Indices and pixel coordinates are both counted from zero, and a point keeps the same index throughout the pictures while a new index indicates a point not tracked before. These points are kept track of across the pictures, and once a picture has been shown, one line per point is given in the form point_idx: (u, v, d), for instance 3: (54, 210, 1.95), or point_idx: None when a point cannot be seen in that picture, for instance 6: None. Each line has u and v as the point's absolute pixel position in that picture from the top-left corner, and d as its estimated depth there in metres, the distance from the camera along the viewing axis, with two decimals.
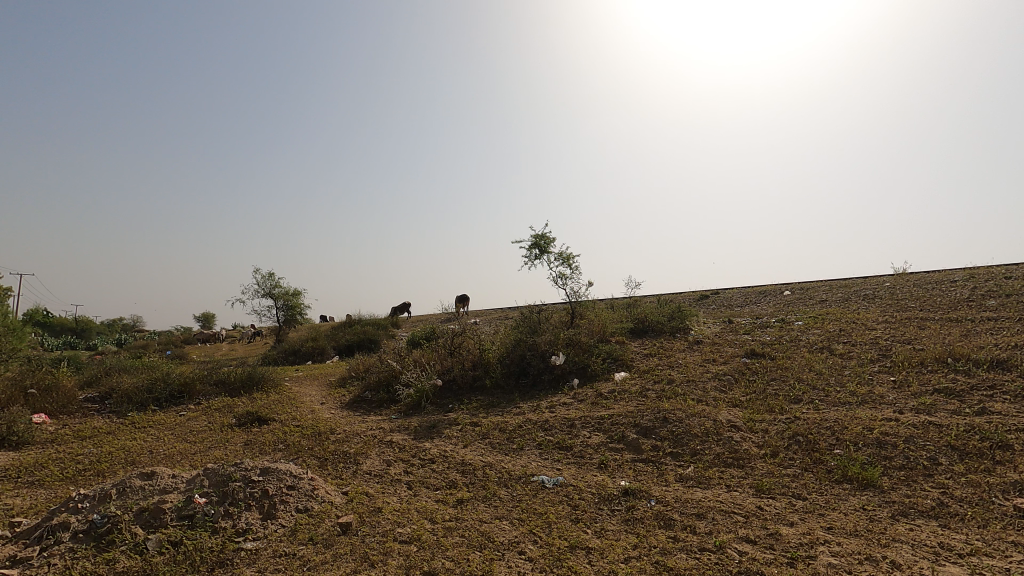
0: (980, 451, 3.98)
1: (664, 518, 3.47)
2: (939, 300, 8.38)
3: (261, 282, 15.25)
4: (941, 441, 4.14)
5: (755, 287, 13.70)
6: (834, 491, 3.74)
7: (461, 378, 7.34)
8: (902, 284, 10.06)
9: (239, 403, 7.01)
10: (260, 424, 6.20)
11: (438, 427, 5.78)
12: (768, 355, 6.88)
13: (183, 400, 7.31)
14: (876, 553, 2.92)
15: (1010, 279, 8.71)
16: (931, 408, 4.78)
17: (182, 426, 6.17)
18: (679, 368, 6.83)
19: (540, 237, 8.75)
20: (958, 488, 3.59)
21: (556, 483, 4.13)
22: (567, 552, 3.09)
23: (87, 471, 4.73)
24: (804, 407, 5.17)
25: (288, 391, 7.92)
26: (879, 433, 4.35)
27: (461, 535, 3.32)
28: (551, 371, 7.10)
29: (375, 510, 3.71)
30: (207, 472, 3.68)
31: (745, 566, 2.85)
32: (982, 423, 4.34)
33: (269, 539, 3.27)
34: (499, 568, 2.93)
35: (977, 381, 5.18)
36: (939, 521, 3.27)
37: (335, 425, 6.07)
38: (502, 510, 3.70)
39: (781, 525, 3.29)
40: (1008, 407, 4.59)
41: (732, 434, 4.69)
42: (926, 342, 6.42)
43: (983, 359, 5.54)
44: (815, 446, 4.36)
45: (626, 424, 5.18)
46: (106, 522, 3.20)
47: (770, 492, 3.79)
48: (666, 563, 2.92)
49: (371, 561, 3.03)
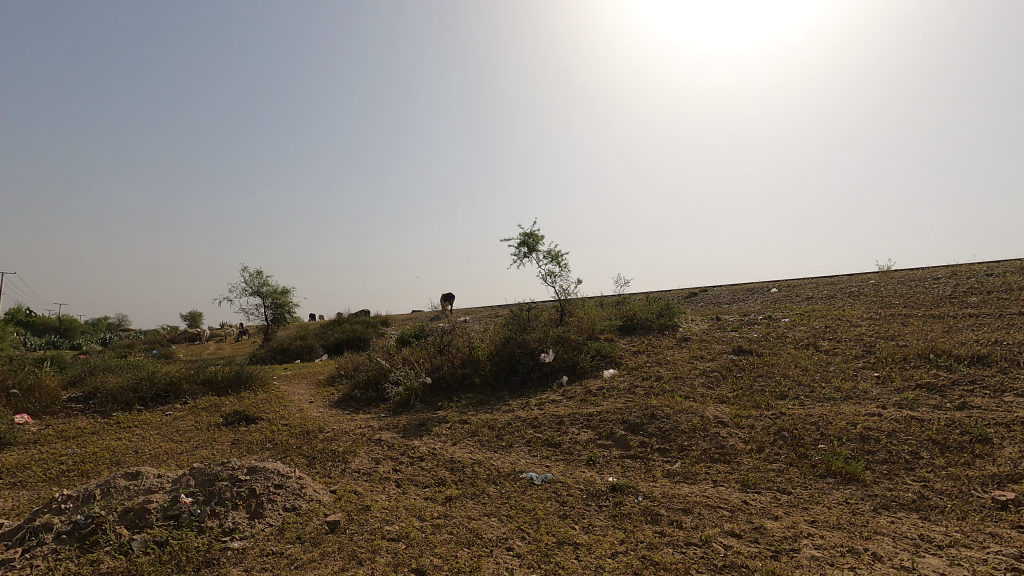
0: (960, 445, 4.05)
1: (651, 513, 3.51)
2: (922, 298, 8.48)
3: (249, 280, 15.11)
4: (923, 436, 4.21)
5: (742, 284, 13.71)
6: (818, 485, 3.79)
7: (451, 376, 7.32)
8: (887, 281, 10.16)
9: (227, 402, 6.96)
10: (248, 423, 6.16)
11: (428, 425, 5.78)
12: (755, 352, 6.93)
13: (169, 400, 7.22)
14: (859, 545, 2.97)
15: (991, 276, 8.82)
16: (913, 404, 4.86)
17: (168, 425, 6.11)
18: (667, 365, 6.88)
19: (527, 237, 8.72)
20: (939, 482, 3.66)
21: (545, 480, 4.14)
22: (555, 548, 3.11)
23: (71, 471, 4.68)
24: (789, 403, 5.23)
25: (276, 390, 7.87)
26: (862, 428, 4.42)
27: (449, 532, 3.33)
28: (541, 369, 7.14)
29: (363, 508, 3.70)
30: (194, 472, 3.65)
31: (730, 560, 2.88)
32: (962, 418, 4.42)
33: (257, 538, 3.26)
34: (487, 564, 2.94)
35: (958, 376, 5.27)
36: (920, 514, 3.33)
37: (324, 424, 6.03)
38: (491, 507, 3.71)
39: (766, 519, 3.33)
40: (988, 402, 4.68)
41: (719, 430, 4.74)
42: (909, 339, 6.51)
43: (963, 356, 5.63)
44: (800, 441, 4.41)
45: (614, 421, 5.21)
46: (90, 523, 3.16)
47: (756, 486, 3.84)
48: (652, 558, 2.94)
49: (359, 559, 3.03)
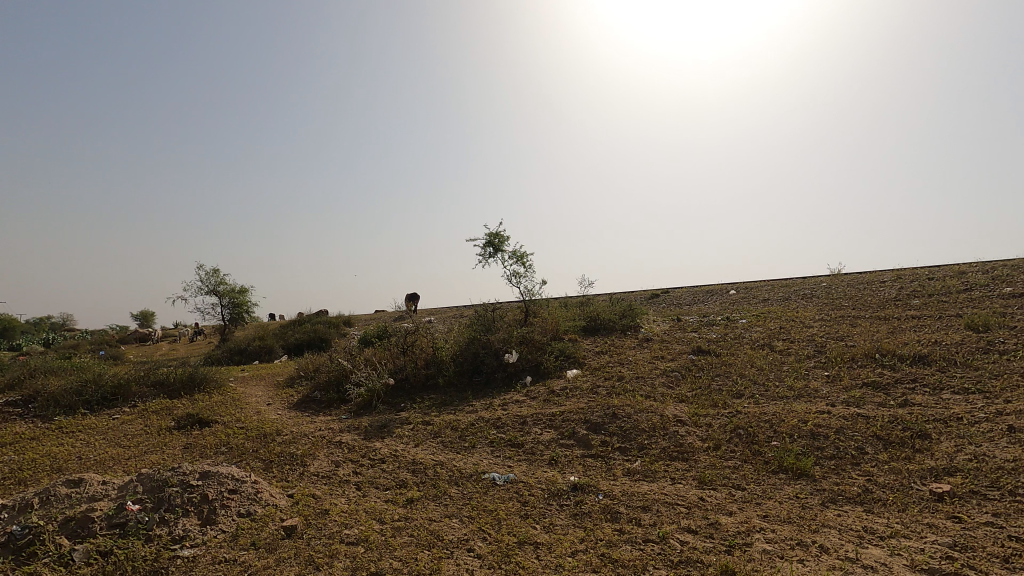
0: (902, 440, 4.26)
1: (610, 511, 3.56)
2: (870, 300, 8.88)
3: (205, 278, 14.61)
4: (868, 432, 4.41)
5: (702, 286, 14.06)
6: (770, 481, 3.92)
7: (414, 377, 7.25)
8: (838, 284, 10.59)
9: (179, 405, 6.71)
10: (202, 426, 5.96)
11: (389, 427, 5.71)
12: (713, 352, 7.12)
13: (117, 403, 6.91)
14: (807, 538, 3.08)
15: (933, 280, 9.30)
16: (859, 401, 5.08)
17: (116, 430, 5.84)
18: (629, 365, 6.99)
19: (492, 237, 8.72)
20: (882, 475, 3.83)
21: (507, 480, 4.15)
22: (515, 548, 3.12)
23: (6, 479, 4.42)
24: (745, 402, 5.39)
25: (232, 392, 7.63)
26: (812, 425, 4.59)
27: (410, 534, 3.30)
28: (504, 369, 7.15)
29: (321, 512, 3.63)
30: (142, 478, 3.50)
31: (686, 555, 2.95)
32: (904, 414, 4.65)
33: (209, 545, 3.16)
34: (447, 566, 2.93)
35: (901, 375, 5.54)
36: (864, 507, 3.48)
37: (282, 426, 5.88)
38: (452, 508, 3.69)
39: (721, 515, 3.43)
40: (928, 399, 4.93)
41: (677, 429, 4.85)
42: (857, 339, 6.80)
43: (906, 355, 5.92)
44: (754, 439, 4.55)
45: (576, 421, 5.26)
46: (27, 534, 2.99)
47: (712, 483, 3.94)
48: (611, 556, 2.98)
49: (316, 564, 2.97)
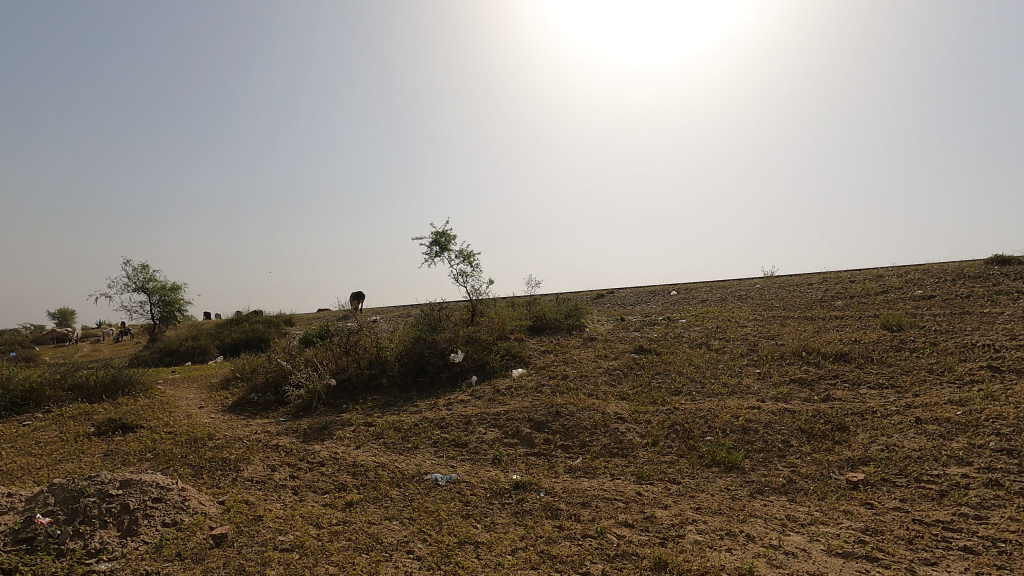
0: (823, 432, 4.53)
1: (551, 508, 3.60)
2: (798, 301, 9.40)
3: (132, 275, 13.74)
4: (794, 426, 4.67)
5: (645, 287, 14.47)
6: (703, 474, 4.09)
7: (357, 378, 7.09)
8: (770, 286, 11.15)
9: (100, 410, 6.28)
10: (125, 432, 5.60)
11: (330, 429, 5.56)
12: (654, 351, 7.34)
13: (28, 408, 6.39)
14: (735, 528, 3.23)
15: (854, 283, 9.96)
16: (787, 397, 5.38)
17: (26, 438, 5.40)
18: (573, 364, 7.11)
19: (438, 236, 8.65)
20: (805, 466, 4.07)
21: (449, 480, 4.13)
22: (456, 548, 3.11)
23: None
24: (682, 398, 5.59)
25: (160, 395, 7.21)
26: (743, 420, 4.82)
27: (347, 538, 3.22)
28: (450, 369, 7.11)
29: (254, 519, 3.49)
30: (53, 489, 3.25)
31: (622, 549, 3.03)
32: (826, 408, 4.95)
33: (129, 559, 2.98)
34: (385, 569, 2.88)
35: (824, 371, 5.90)
36: (788, 496, 3.69)
37: (214, 430, 5.61)
38: (393, 510, 3.64)
39: (656, 509, 3.54)
40: (847, 394, 5.28)
41: (618, 426, 4.97)
42: (786, 338, 7.18)
43: (829, 353, 6.32)
44: (690, 434, 4.73)
45: (520, 419, 5.29)
46: None
47: (649, 478, 4.07)
48: (550, 552, 3.02)
49: (247, 573, 2.86)
